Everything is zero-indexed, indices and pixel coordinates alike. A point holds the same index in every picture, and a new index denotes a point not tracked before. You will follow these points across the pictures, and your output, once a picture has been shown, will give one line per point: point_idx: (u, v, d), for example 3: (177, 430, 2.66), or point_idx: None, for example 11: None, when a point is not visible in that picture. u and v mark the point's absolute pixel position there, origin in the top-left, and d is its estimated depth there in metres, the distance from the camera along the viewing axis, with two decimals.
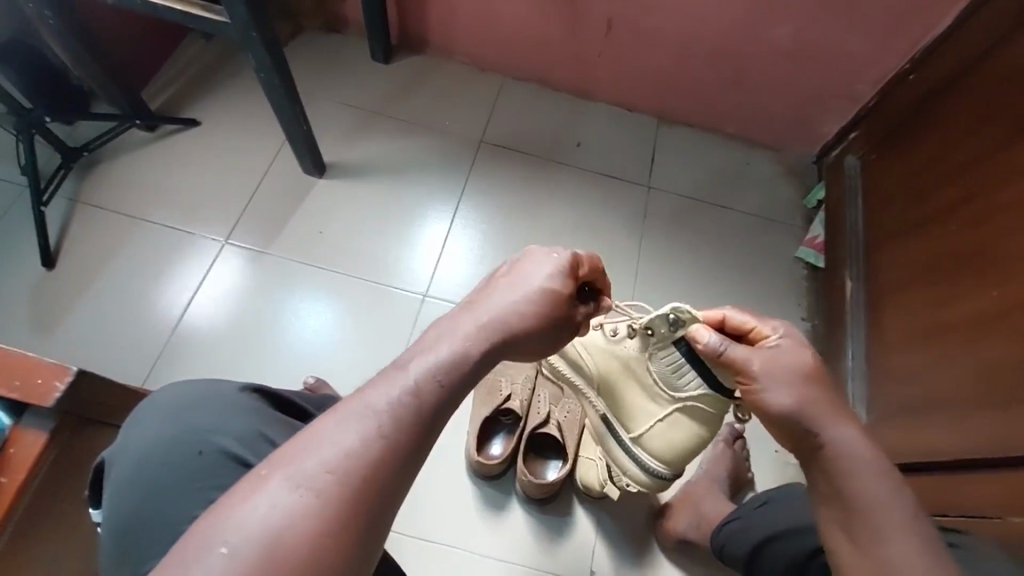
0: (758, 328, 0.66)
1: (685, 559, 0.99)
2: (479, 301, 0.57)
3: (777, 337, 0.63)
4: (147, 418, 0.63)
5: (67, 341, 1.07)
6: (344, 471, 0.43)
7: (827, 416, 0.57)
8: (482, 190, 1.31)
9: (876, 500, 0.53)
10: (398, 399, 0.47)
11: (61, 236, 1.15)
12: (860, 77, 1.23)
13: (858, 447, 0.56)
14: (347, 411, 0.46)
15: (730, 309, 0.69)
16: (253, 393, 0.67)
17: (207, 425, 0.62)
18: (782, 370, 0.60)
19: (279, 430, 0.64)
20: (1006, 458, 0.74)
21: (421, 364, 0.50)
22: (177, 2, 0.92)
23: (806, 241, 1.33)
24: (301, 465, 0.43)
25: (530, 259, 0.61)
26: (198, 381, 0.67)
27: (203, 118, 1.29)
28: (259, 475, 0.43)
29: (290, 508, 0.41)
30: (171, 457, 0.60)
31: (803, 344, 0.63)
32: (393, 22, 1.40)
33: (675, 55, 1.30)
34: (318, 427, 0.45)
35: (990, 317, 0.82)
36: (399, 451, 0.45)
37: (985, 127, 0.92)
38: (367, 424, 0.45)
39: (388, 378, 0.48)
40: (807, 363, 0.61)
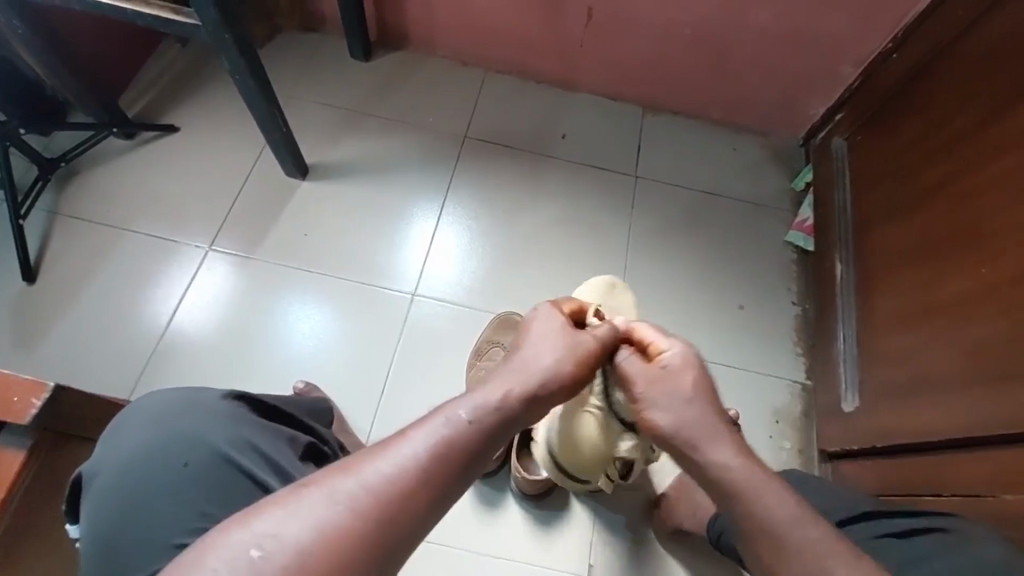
0: (656, 345, 0.63)
1: (682, 548, 0.98)
2: (518, 355, 0.58)
3: (669, 356, 0.61)
4: (129, 429, 0.62)
5: (52, 356, 1.06)
6: (378, 499, 0.45)
7: (699, 433, 0.56)
8: (467, 186, 1.30)
9: (820, 488, 0.53)
10: (441, 432, 0.49)
11: (41, 249, 1.14)
12: (843, 59, 1.23)
13: (731, 458, 0.55)
14: (391, 447, 0.47)
15: (642, 321, 0.65)
16: (236, 400, 0.66)
17: (191, 435, 0.61)
18: (669, 391, 0.59)
19: (263, 436, 0.63)
20: (1002, 435, 0.74)
21: (464, 406, 0.51)
22: (148, 6, 0.90)
23: (795, 225, 1.32)
24: (339, 486, 0.45)
25: (537, 320, 0.61)
26: (178, 390, 0.66)
27: (183, 124, 1.27)
28: (298, 487, 0.45)
29: (320, 523, 0.43)
30: (154, 470, 0.59)
31: (692, 364, 0.60)
32: (372, 18, 1.37)
33: (657, 42, 1.28)
34: (372, 451, 0.47)
35: (978, 296, 0.82)
36: (433, 485, 0.47)
37: (967, 106, 0.91)
38: (407, 461, 0.47)
39: (431, 419, 0.50)
40: (689, 380, 0.59)
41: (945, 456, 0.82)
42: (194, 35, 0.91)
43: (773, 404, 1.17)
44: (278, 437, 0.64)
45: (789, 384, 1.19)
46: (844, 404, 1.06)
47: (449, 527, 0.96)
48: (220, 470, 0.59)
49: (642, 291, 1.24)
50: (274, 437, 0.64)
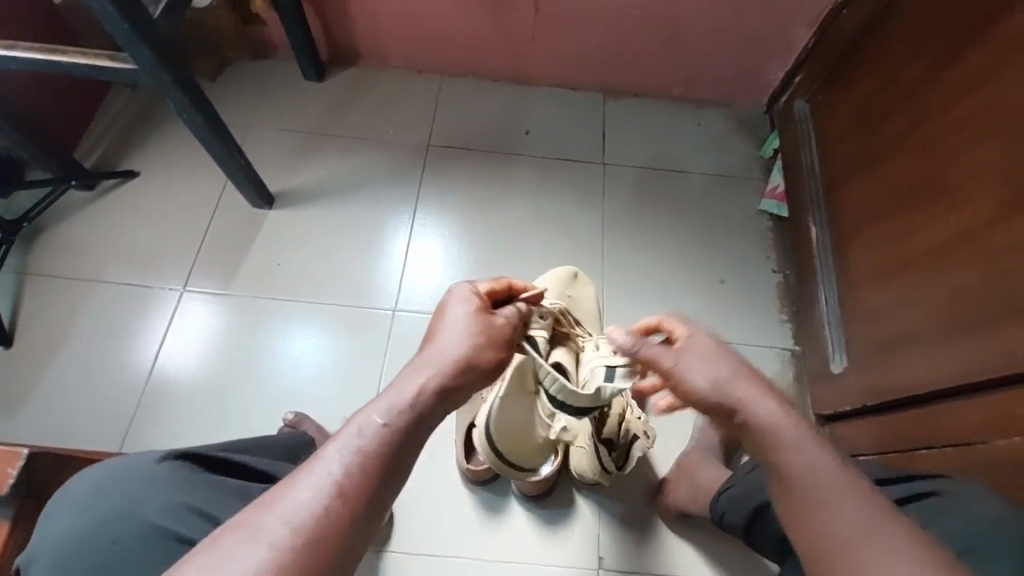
0: (676, 330, 0.65)
1: (689, 529, 0.99)
2: (432, 341, 0.60)
3: (687, 338, 0.62)
4: (63, 510, 0.60)
5: (35, 419, 1.05)
6: (300, 527, 0.44)
7: (752, 395, 0.55)
8: (436, 194, 1.29)
9: (811, 471, 0.50)
10: (352, 446, 0.49)
11: (14, 312, 1.13)
12: (793, 21, 1.22)
13: (780, 419, 0.53)
14: (306, 471, 0.47)
15: (666, 315, 0.67)
16: (175, 460, 0.63)
17: (130, 505, 0.59)
18: (695, 360, 0.59)
19: (206, 498, 0.61)
20: (990, 381, 0.74)
21: (369, 413, 0.52)
22: (84, 56, 0.89)
23: (767, 192, 1.32)
24: (258, 522, 0.44)
25: (450, 304, 0.64)
26: (114, 460, 0.64)
27: (142, 168, 1.26)
28: (217, 535, 0.44)
29: (246, 567, 0.42)
30: (89, 550, 0.57)
31: (705, 328, 0.62)
32: (320, 38, 1.36)
33: (608, 27, 1.28)
34: (287, 481, 0.47)
35: (949, 244, 0.82)
36: (356, 498, 0.47)
37: (921, 55, 0.91)
38: (324, 482, 0.47)
39: (338, 437, 0.50)
40: (726, 371, 0.57)
41: (937, 407, 0.82)
42: (135, 80, 0.90)
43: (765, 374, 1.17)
44: (222, 495, 0.62)
45: (778, 352, 1.19)
46: (833, 366, 1.06)
47: (455, 538, 0.96)
48: (162, 541, 0.57)
49: (623, 277, 1.24)
50: (221, 497, 0.62)
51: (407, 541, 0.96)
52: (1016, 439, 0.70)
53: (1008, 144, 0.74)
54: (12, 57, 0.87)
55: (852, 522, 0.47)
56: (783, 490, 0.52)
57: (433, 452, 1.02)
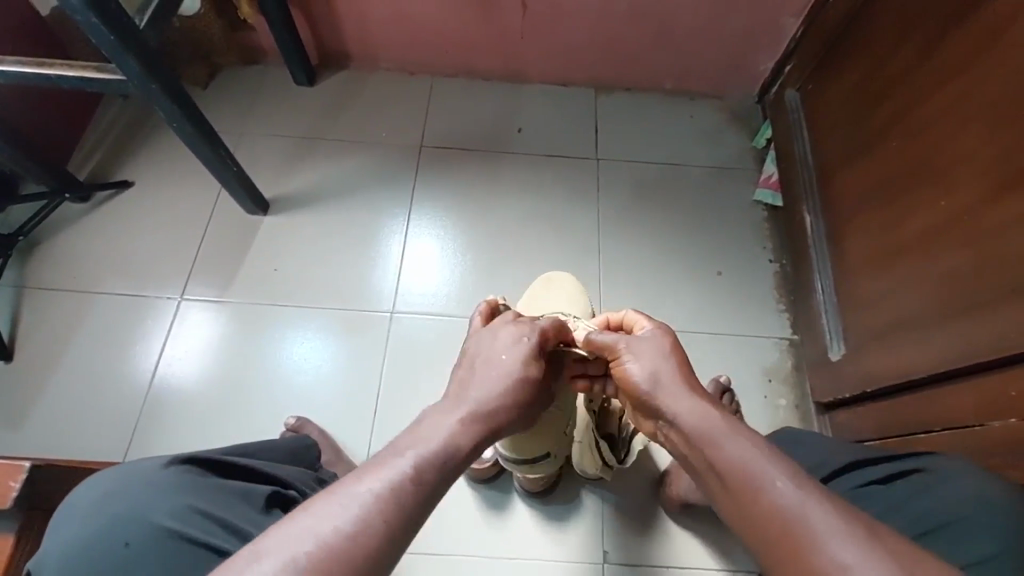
0: (638, 322, 0.75)
1: (692, 520, 0.99)
2: (471, 384, 0.64)
3: (649, 329, 0.72)
4: (69, 519, 0.60)
5: (39, 431, 1.05)
6: (337, 551, 0.44)
7: (672, 397, 0.63)
8: (431, 194, 1.30)
9: (738, 459, 0.54)
10: (397, 478, 0.50)
11: (14, 325, 1.13)
12: (781, 11, 1.22)
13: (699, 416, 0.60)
14: (341, 493, 0.48)
15: (628, 311, 0.78)
16: (182, 464, 0.64)
17: (135, 507, 0.59)
18: (644, 350, 0.69)
19: (210, 499, 0.61)
20: (980, 364, 0.75)
21: (413, 453, 0.53)
22: (72, 68, 0.89)
23: (761, 182, 1.33)
24: (295, 546, 0.44)
25: (506, 347, 0.68)
26: (122, 466, 0.64)
27: (136, 178, 1.27)
28: (251, 557, 0.43)
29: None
30: (96, 557, 0.57)
31: (665, 333, 0.71)
32: (310, 42, 1.36)
33: (596, 22, 1.28)
34: (321, 501, 0.47)
35: (942, 228, 0.82)
36: (394, 529, 0.47)
37: (907, 40, 0.91)
38: (362, 510, 0.47)
39: (384, 463, 0.51)
40: (667, 346, 0.69)
41: (931, 392, 0.83)
42: (124, 89, 0.90)
43: (764, 363, 1.17)
44: (227, 496, 0.62)
45: (777, 341, 1.19)
46: (831, 353, 1.06)
47: (460, 537, 0.97)
48: (169, 542, 0.57)
49: (621, 271, 1.24)
50: (227, 498, 0.62)
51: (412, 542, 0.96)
52: (1012, 421, 0.70)
53: (994, 126, 0.75)
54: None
55: (775, 490, 0.50)
56: (725, 491, 0.54)
57: None
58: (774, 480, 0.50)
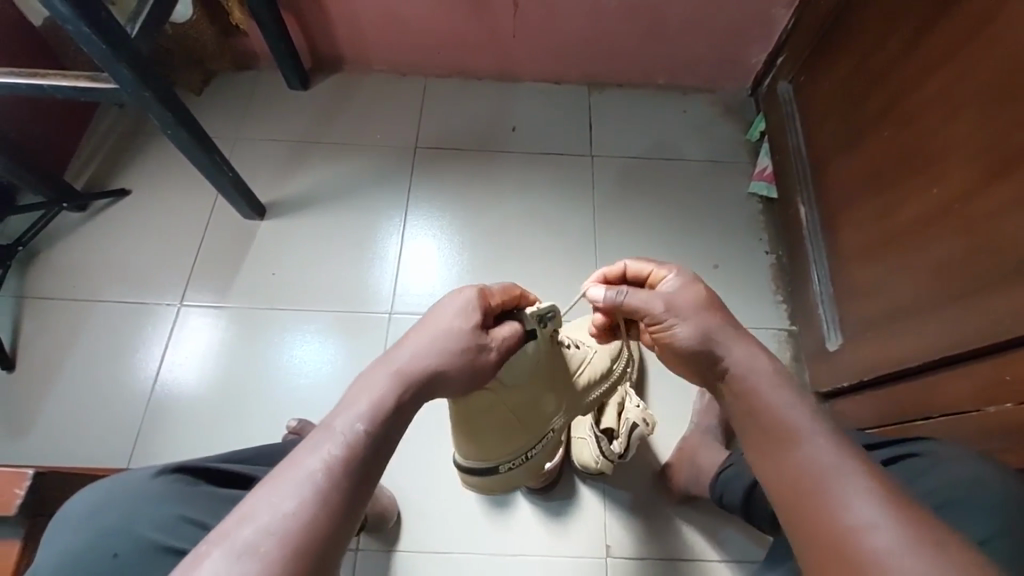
0: (656, 272, 0.71)
1: (692, 512, 1.00)
2: (406, 341, 0.61)
3: (673, 278, 0.68)
4: (61, 530, 0.61)
5: (42, 440, 1.06)
6: (285, 533, 0.44)
7: (726, 336, 0.61)
8: (427, 194, 1.30)
9: (780, 413, 0.53)
10: (330, 454, 0.49)
11: (15, 336, 1.14)
12: (772, 3, 1.22)
13: (755, 362, 0.58)
14: (286, 475, 0.47)
15: (630, 261, 0.74)
16: (173, 474, 0.64)
17: (126, 521, 0.60)
18: (682, 305, 0.64)
19: (202, 509, 0.62)
20: (974, 351, 0.76)
21: (345, 421, 0.52)
22: (65, 78, 0.89)
23: (756, 175, 1.33)
24: (238, 535, 0.43)
25: (446, 311, 0.64)
26: (113, 477, 0.65)
27: (133, 185, 1.27)
28: (197, 556, 0.43)
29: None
30: (85, 568, 0.58)
31: (693, 281, 0.66)
32: (303, 46, 1.37)
33: (587, 19, 1.28)
34: (266, 486, 0.47)
35: (934, 216, 0.82)
36: (337, 506, 0.47)
37: (897, 29, 0.91)
38: (305, 489, 0.46)
39: (314, 439, 0.51)
40: (700, 294, 0.65)
41: (928, 378, 0.83)
42: (117, 98, 0.91)
43: None
44: (218, 505, 0.63)
45: (775, 333, 1.20)
46: (829, 344, 1.07)
47: (463, 534, 0.98)
48: (159, 554, 0.58)
49: (618, 266, 1.25)
50: (218, 507, 0.63)
51: (415, 540, 0.97)
52: (1008, 406, 0.70)
53: (983, 114, 0.75)
54: None
55: (804, 455, 0.50)
56: (756, 442, 0.54)
57: (437, 452, 1.03)
58: (808, 446, 0.50)
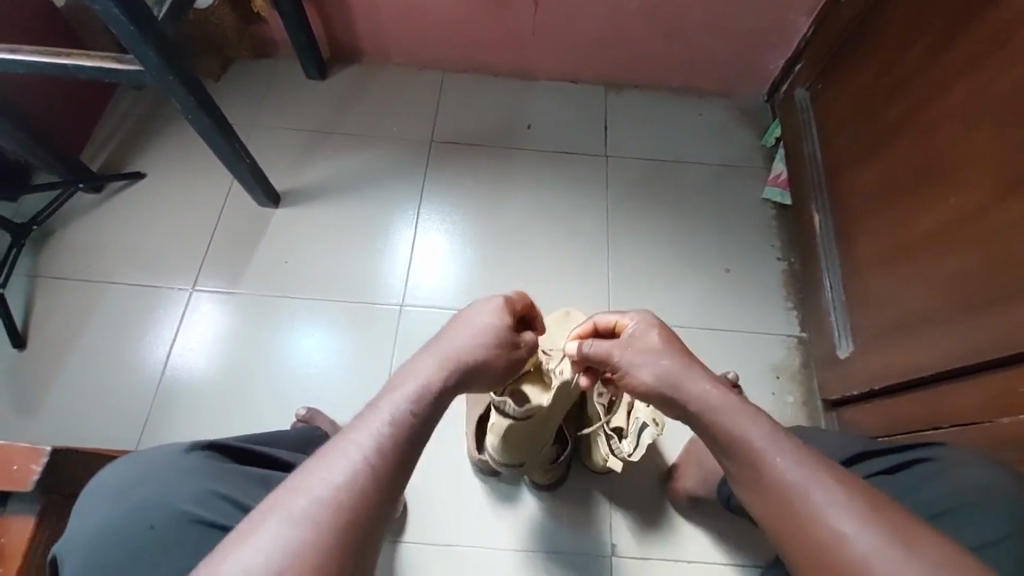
0: (620, 321, 0.72)
1: (698, 514, 1.00)
2: (449, 335, 0.63)
3: (632, 324, 0.69)
4: (91, 506, 0.61)
5: (51, 418, 1.06)
6: (338, 502, 0.46)
7: (688, 373, 0.61)
8: (441, 188, 1.30)
9: (741, 435, 0.54)
10: (379, 430, 0.51)
11: (27, 315, 1.14)
12: (792, 10, 1.22)
13: (709, 396, 0.58)
14: (340, 449, 0.49)
15: (597, 315, 0.76)
16: (203, 451, 0.65)
17: (158, 495, 0.60)
18: (638, 351, 0.66)
19: (235, 486, 0.62)
20: (986, 363, 0.76)
21: (392, 402, 0.54)
22: (89, 58, 0.89)
23: (770, 181, 1.33)
24: (295, 505, 0.46)
25: (477, 310, 0.67)
26: (142, 453, 0.65)
27: (148, 169, 1.27)
28: (256, 518, 0.46)
29: (290, 544, 0.44)
30: (119, 543, 0.58)
31: (654, 324, 0.68)
32: (322, 36, 1.37)
33: (607, 20, 1.28)
34: (319, 460, 0.49)
35: (950, 227, 0.82)
36: (385, 481, 0.49)
37: (919, 39, 0.91)
38: (355, 462, 0.49)
39: (364, 418, 0.52)
40: (657, 337, 0.66)
41: (938, 389, 0.83)
42: (141, 81, 0.91)
43: (771, 360, 1.18)
44: (250, 482, 0.63)
45: (785, 339, 1.20)
46: (839, 351, 1.07)
47: (469, 528, 0.98)
48: (192, 527, 0.58)
49: (629, 267, 1.25)
50: (247, 484, 0.63)
51: (421, 533, 0.97)
52: (1019, 418, 0.71)
53: (1003, 125, 0.75)
54: (16, 59, 0.88)
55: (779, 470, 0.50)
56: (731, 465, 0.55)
57: (445, 445, 1.03)
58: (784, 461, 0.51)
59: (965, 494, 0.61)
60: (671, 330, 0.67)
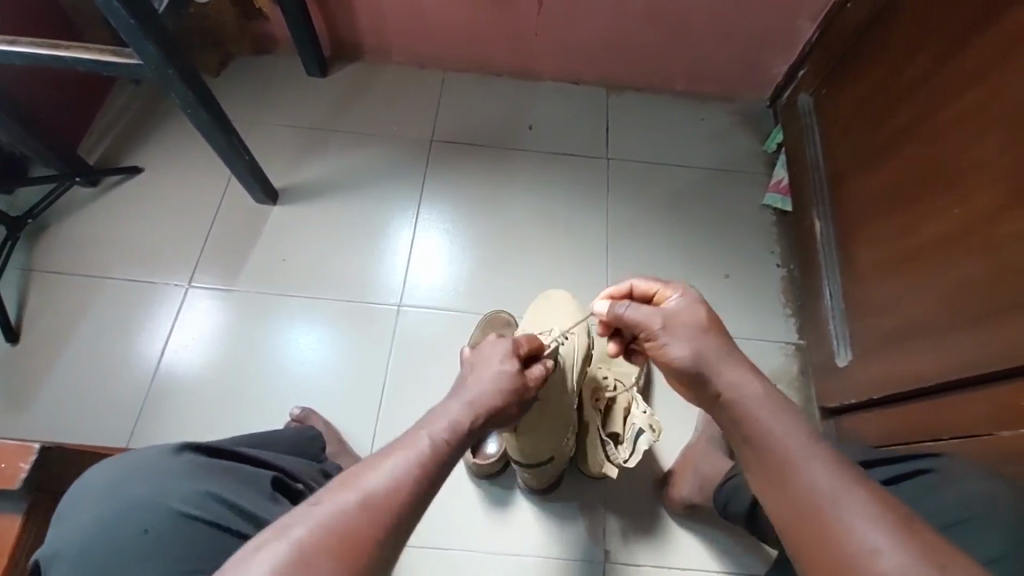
0: (663, 292, 0.73)
1: (693, 521, 0.99)
2: (474, 376, 0.65)
3: (676, 298, 0.69)
4: (81, 508, 0.59)
5: (43, 414, 1.05)
6: (374, 511, 0.47)
7: (724, 363, 0.61)
8: (441, 188, 1.29)
9: (773, 431, 0.54)
10: (419, 451, 0.53)
11: (20, 309, 1.13)
12: (797, 15, 1.22)
13: (751, 391, 0.58)
14: (389, 459, 0.52)
15: (638, 282, 0.77)
16: (190, 452, 0.64)
17: (145, 496, 0.59)
18: (681, 324, 0.65)
19: (225, 485, 0.61)
20: (988, 373, 0.75)
21: (431, 430, 0.56)
22: (88, 51, 0.88)
23: (771, 186, 1.32)
24: (334, 505, 0.47)
25: (490, 355, 0.68)
26: (126, 454, 0.64)
27: (146, 164, 1.26)
28: (311, 504, 0.48)
29: (343, 536, 0.45)
30: (111, 545, 0.57)
31: (698, 301, 0.68)
32: (323, 33, 1.36)
33: (611, 21, 1.27)
34: (372, 462, 0.51)
35: (953, 237, 0.82)
36: (418, 501, 0.50)
37: (925, 47, 0.91)
38: (395, 478, 0.50)
39: (407, 440, 0.55)
40: (702, 314, 0.66)
41: (938, 400, 0.83)
42: (140, 75, 0.90)
43: (769, 367, 1.17)
44: (239, 482, 0.63)
45: (783, 346, 1.19)
46: (838, 359, 1.07)
47: (463, 531, 0.97)
48: (187, 528, 0.58)
49: (628, 271, 1.24)
50: (240, 485, 0.63)
51: (414, 536, 0.96)
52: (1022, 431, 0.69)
53: (1011, 135, 0.74)
54: (15, 51, 0.87)
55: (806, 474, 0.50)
56: (758, 463, 0.54)
57: None
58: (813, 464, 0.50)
59: (961, 507, 0.60)
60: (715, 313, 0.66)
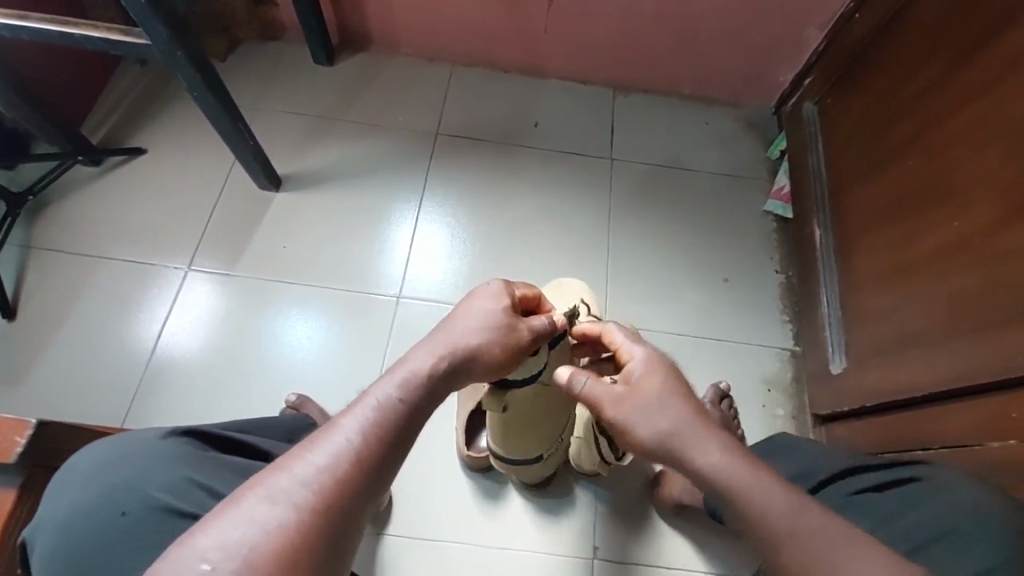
0: (623, 351, 0.68)
1: (684, 523, 1.00)
2: (454, 321, 0.63)
3: (634, 362, 0.65)
4: (64, 489, 0.60)
5: (38, 391, 1.05)
6: (318, 485, 0.47)
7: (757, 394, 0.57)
8: (445, 181, 1.29)
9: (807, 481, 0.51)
10: (364, 417, 0.53)
11: (18, 285, 1.13)
12: (805, 24, 1.22)
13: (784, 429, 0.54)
14: (319, 441, 0.50)
15: (609, 326, 0.72)
16: (181, 437, 0.65)
17: (129, 482, 0.59)
18: (642, 406, 0.61)
19: (209, 473, 0.62)
20: (992, 381, 0.74)
21: (379, 387, 0.55)
22: (98, 29, 0.88)
23: (773, 193, 1.33)
24: (276, 484, 0.47)
25: (478, 296, 0.66)
26: (117, 438, 0.65)
27: (149, 145, 1.26)
28: (234, 497, 0.47)
29: (269, 523, 0.45)
30: (89, 525, 0.57)
31: (658, 368, 0.64)
32: (332, 21, 1.36)
33: (621, 21, 1.27)
34: (302, 447, 0.50)
35: (953, 248, 0.82)
36: (369, 468, 0.50)
37: (931, 60, 0.91)
38: (338, 447, 0.50)
39: (355, 406, 0.54)
40: (659, 387, 0.62)
41: (929, 410, 0.84)
42: (147, 56, 0.90)
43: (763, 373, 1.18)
44: (225, 470, 0.63)
45: (778, 352, 1.20)
46: (833, 366, 1.07)
47: (455, 524, 0.98)
48: (163, 516, 0.57)
49: (628, 272, 1.25)
50: (224, 474, 0.63)
51: (405, 527, 0.97)
52: (1011, 443, 0.70)
53: (1008, 151, 0.75)
54: (24, 26, 0.86)
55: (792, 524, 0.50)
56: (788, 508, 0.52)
57: (433, 439, 1.03)
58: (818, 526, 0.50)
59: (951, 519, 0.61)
60: (671, 382, 0.63)
